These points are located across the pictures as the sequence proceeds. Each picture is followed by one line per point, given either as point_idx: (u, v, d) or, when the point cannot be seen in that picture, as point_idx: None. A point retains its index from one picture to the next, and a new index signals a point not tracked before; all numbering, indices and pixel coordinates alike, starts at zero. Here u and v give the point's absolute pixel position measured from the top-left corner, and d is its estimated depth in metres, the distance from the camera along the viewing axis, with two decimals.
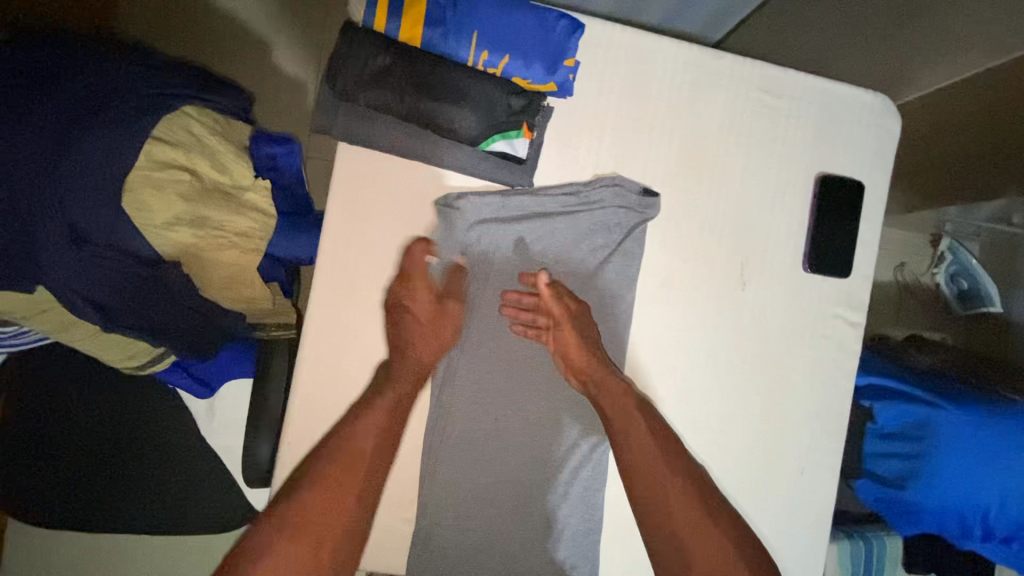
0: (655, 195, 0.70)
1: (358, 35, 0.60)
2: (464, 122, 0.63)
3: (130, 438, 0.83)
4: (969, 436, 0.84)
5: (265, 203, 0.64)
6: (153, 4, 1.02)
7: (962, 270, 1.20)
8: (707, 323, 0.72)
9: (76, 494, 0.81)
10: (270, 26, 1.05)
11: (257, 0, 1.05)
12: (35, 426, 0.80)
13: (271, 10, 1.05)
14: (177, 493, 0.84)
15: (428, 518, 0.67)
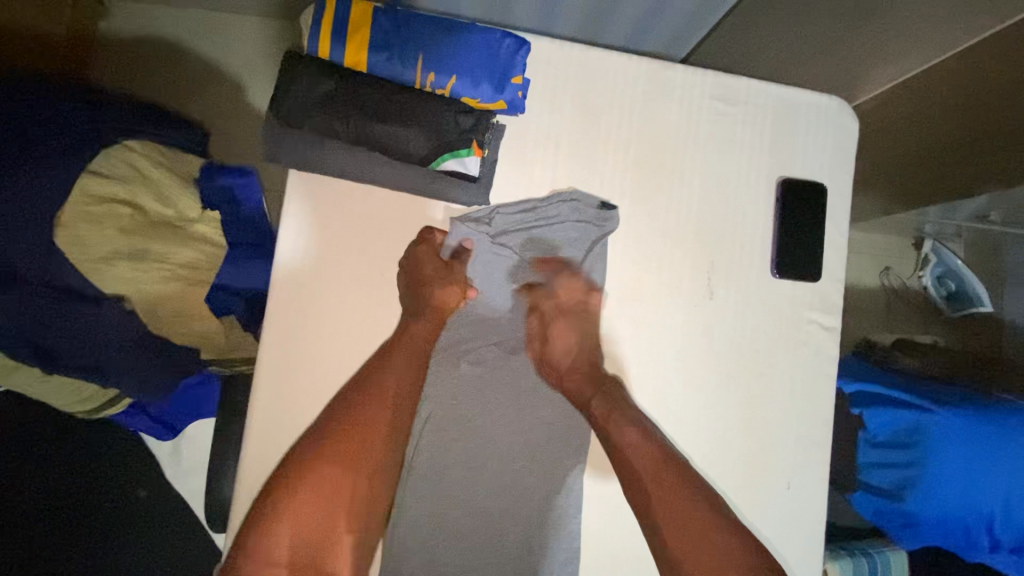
0: (613, 208, 0.69)
1: (299, 62, 0.60)
2: (413, 142, 0.62)
3: (101, 483, 0.80)
4: (960, 438, 0.81)
5: (215, 234, 0.63)
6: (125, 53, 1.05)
7: (948, 272, 1.19)
8: (676, 335, 0.70)
9: (47, 550, 0.79)
10: (240, 65, 1.07)
11: (226, 41, 1.07)
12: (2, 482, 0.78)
13: (240, 50, 1.07)
14: (149, 544, 0.81)
15: (398, 555, 0.64)
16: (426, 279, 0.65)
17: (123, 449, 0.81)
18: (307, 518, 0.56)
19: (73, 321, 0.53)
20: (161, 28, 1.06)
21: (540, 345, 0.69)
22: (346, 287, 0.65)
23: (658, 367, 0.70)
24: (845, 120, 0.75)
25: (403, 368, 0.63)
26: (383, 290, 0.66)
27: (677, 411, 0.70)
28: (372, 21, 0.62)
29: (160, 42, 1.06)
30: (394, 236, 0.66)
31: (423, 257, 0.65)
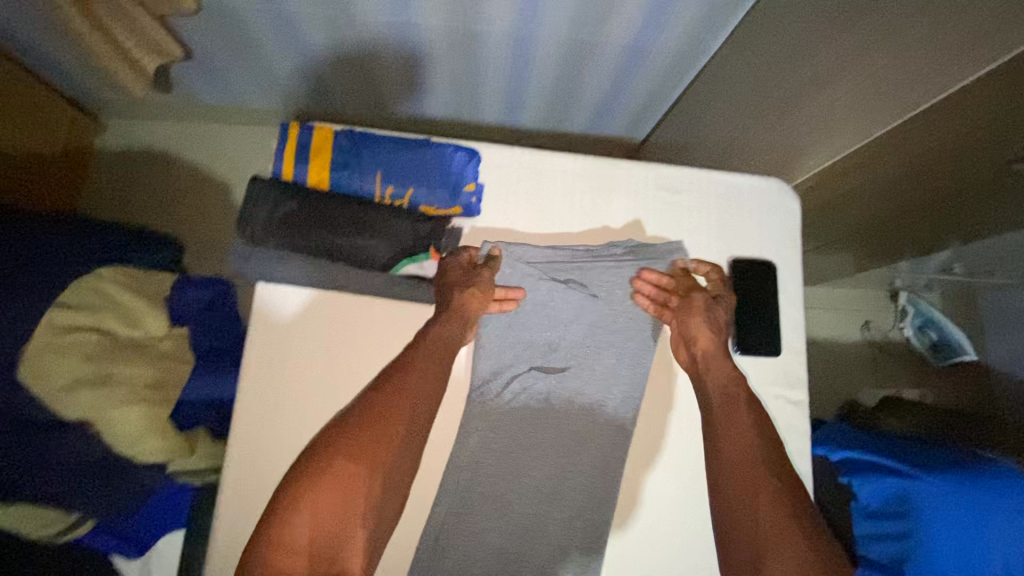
0: (676, 243, 0.74)
1: (261, 186, 0.65)
2: (375, 249, 0.66)
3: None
4: (951, 504, 0.78)
5: (183, 349, 0.65)
6: (124, 172, 1.17)
7: (928, 322, 1.21)
8: (641, 420, 0.71)
9: None
10: (232, 174, 1.20)
11: (220, 155, 1.20)
12: None
13: (233, 160, 1.20)
14: None
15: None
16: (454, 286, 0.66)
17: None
18: (322, 517, 0.53)
19: (39, 447, 0.56)
20: (165, 144, 1.19)
21: (691, 288, 0.70)
22: (310, 394, 0.65)
23: (755, 405, 0.66)
24: (787, 200, 0.79)
25: (422, 379, 0.63)
26: (340, 391, 0.66)
27: (650, 500, 0.69)
28: (332, 142, 0.67)
29: (165, 156, 1.18)
30: (353, 341, 0.66)
31: (454, 263, 0.67)
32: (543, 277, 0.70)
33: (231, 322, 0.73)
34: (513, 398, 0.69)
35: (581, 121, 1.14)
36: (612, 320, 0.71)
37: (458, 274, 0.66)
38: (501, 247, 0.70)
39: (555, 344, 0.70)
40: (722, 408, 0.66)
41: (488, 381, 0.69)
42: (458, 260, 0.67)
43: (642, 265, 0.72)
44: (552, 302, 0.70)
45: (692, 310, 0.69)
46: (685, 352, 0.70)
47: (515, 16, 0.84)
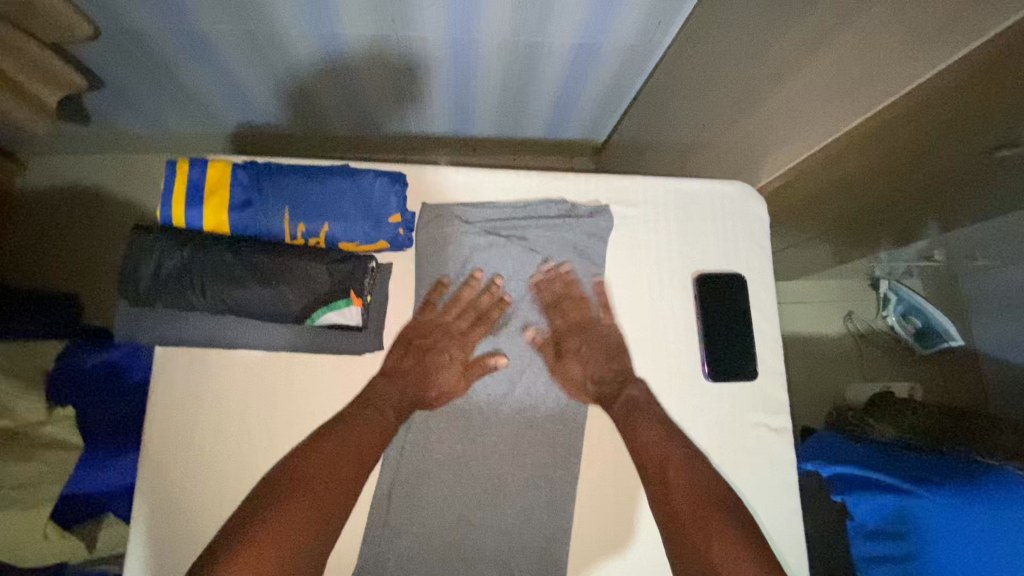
0: (601, 205, 0.67)
1: (143, 239, 0.55)
2: (285, 298, 0.56)
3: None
4: (959, 522, 0.65)
5: (70, 434, 0.54)
6: (39, 216, 1.06)
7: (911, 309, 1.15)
8: (612, 462, 0.63)
9: None
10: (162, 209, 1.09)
11: (146, 189, 1.09)
12: None
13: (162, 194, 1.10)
14: None
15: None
16: (443, 313, 0.63)
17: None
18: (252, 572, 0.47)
19: None
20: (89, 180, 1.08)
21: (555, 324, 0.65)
22: (227, 469, 0.57)
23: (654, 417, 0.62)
24: (753, 205, 0.72)
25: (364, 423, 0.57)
26: (259, 465, 0.57)
27: (628, 558, 0.61)
28: (231, 179, 0.58)
29: (87, 194, 1.07)
30: (271, 402, 0.59)
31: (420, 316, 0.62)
32: (485, 241, 0.65)
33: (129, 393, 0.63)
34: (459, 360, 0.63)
35: (536, 127, 1.07)
36: (552, 275, 0.66)
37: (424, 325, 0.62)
38: (439, 210, 0.64)
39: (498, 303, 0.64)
40: (627, 421, 0.62)
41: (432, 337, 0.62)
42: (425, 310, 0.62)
43: (582, 216, 0.67)
44: (494, 262, 0.65)
45: (583, 303, 0.65)
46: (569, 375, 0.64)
47: (445, 21, 0.76)
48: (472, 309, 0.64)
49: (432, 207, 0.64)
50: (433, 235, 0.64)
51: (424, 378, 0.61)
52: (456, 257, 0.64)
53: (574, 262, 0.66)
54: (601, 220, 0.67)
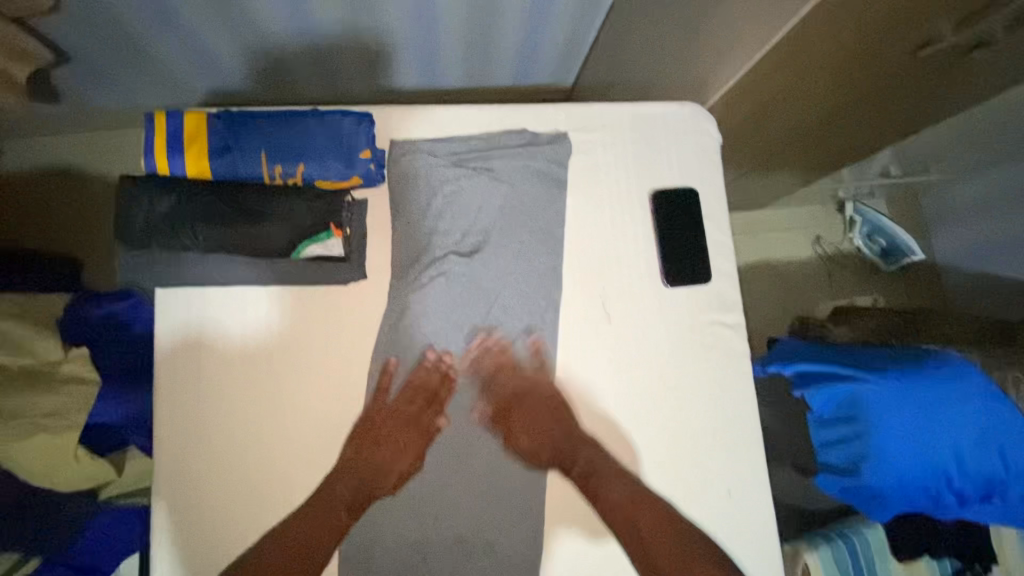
0: (562, 133, 0.72)
1: (131, 186, 0.59)
2: (270, 234, 0.61)
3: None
4: (896, 399, 0.82)
5: (86, 368, 0.59)
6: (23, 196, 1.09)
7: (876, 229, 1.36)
8: (583, 363, 0.69)
9: None
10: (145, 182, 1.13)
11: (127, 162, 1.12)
12: None
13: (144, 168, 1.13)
14: None
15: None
16: (397, 405, 0.64)
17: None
18: None
19: None
20: (73, 161, 1.11)
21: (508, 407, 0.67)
22: (236, 390, 0.63)
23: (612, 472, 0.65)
24: (704, 123, 0.77)
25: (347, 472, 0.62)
26: (263, 387, 0.64)
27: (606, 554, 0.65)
28: (208, 128, 0.62)
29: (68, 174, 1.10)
30: (268, 330, 0.65)
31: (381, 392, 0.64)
32: (455, 171, 0.68)
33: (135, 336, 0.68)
34: (432, 284, 0.66)
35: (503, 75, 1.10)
36: (520, 201, 0.70)
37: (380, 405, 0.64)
38: (407, 145, 0.68)
39: (468, 231, 0.68)
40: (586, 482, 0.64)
41: (410, 263, 0.66)
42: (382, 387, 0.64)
43: (543, 142, 0.71)
44: (460, 192, 0.68)
45: (531, 364, 0.68)
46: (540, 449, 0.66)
47: None
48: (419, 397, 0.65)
49: (400, 142, 0.68)
50: (405, 168, 0.67)
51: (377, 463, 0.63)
52: (425, 186, 0.67)
53: (539, 185, 0.70)
54: (561, 145, 0.71)
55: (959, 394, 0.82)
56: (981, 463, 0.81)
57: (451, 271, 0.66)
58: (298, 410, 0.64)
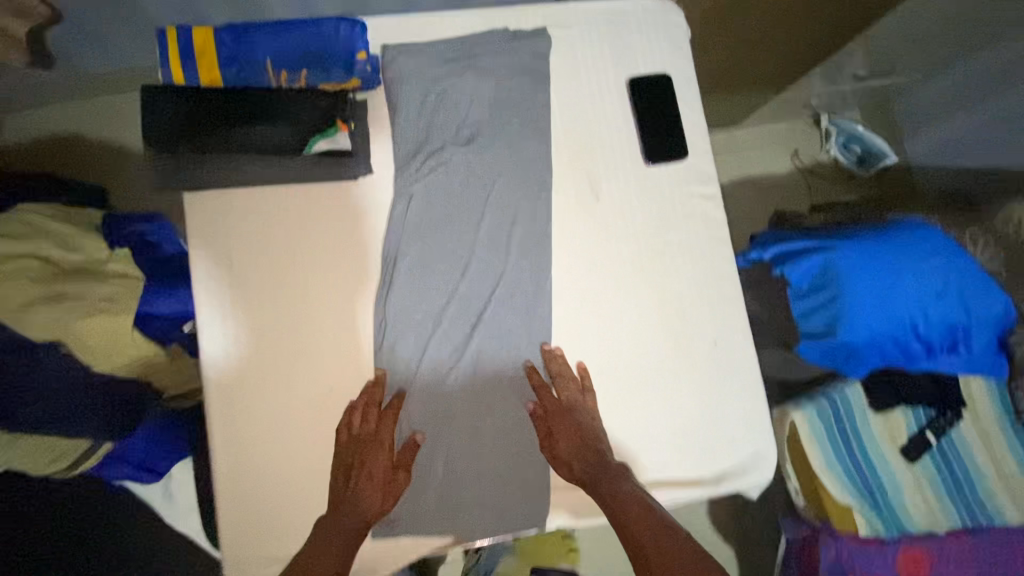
0: (542, 29, 0.77)
1: (153, 94, 0.66)
2: (280, 131, 0.68)
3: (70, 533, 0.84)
4: (863, 262, 0.91)
5: (130, 268, 0.67)
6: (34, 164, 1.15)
7: (851, 138, 1.39)
8: (578, 238, 0.76)
9: None
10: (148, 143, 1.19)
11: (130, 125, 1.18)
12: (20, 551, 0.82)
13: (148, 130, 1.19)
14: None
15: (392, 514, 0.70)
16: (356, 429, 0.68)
17: (73, 505, 0.84)
18: None
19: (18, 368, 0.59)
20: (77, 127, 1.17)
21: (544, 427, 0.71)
22: (265, 277, 0.70)
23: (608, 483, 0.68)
24: (672, 15, 0.83)
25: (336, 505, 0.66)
26: (291, 275, 0.70)
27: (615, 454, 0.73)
28: (216, 40, 0.67)
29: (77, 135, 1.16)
30: (287, 222, 0.70)
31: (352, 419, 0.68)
32: (447, 70, 0.74)
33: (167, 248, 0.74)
34: (432, 174, 0.71)
35: None
36: (509, 93, 0.75)
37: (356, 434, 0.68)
38: (400, 48, 0.73)
39: (463, 124, 0.74)
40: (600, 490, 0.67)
41: (413, 153, 0.72)
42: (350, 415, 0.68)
43: (525, 38, 0.76)
44: (453, 89, 0.74)
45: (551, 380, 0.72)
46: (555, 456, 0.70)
47: None
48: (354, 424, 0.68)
49: (393, 46, 0.74)
50: (400, 68, 0.73)
51: (359, 490, 0.66)
52: (421, 84, 0.73)
53: (524, 78, 0.76)
54: (541, 39, 0.77)
55: (920, 251, 0.91)
56: (943, 314, 0.90)
57: (451, 160, 0.72)
58: (325, 293, 0.71)
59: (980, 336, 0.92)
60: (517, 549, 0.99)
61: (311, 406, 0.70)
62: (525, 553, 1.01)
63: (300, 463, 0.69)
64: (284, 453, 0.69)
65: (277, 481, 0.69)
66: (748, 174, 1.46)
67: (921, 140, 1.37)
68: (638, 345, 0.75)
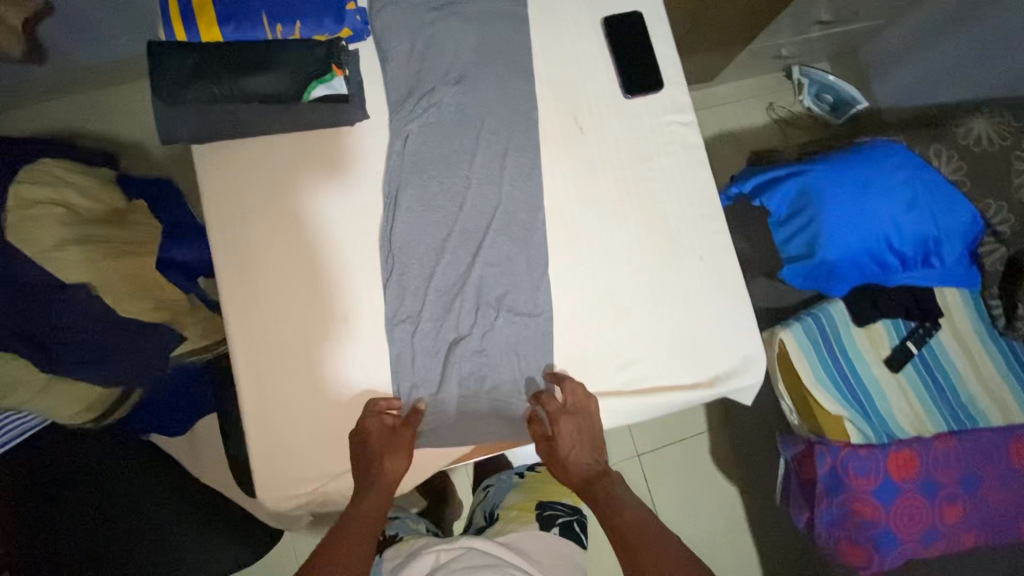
0: None
1: (158, 51, 0.70)
2: (280, 81, 0.72)
3: (96, 498, 0.81)
4: (835, 182, 0.97)
5: (145, 219, 0.77)
6: None
7: (823, 88, 1.42)
8: (567, 167, 0.81)
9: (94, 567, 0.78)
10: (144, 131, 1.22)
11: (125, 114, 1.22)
12: (47, 505, 0.78)
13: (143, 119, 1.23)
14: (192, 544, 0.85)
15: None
16: (370, 424, 0.70)
17: (109, 461, 0.84)
18: None
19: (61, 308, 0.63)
20: (74, 121, 1.21)
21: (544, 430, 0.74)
22: (276, 220, 0.74)
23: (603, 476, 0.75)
24: None
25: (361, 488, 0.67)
26: (301, 215, 0.75)
27: (619, 373, 0.78)
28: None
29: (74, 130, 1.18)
30: (294, 168, 0.75)
31: (369, 419, 0.70)
32: (433, 19, 0.79)
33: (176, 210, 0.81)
34: (425, 114, 0.77)
35: None
36: (491, 36, 0.80)
37: (373, 428, 0.70)
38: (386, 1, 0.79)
39: (452, 67, 0.79)
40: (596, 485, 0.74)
41: (407, 96, 0.77)
42: (368, 415, 0.71)
43: None
44: (440, 35, 0.79)
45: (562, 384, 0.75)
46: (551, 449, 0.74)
47: None
48: (382, 430, 0.70)
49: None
50: (388, 18, 0.78)
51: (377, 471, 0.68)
52: (409, 33, 0.78)
53: (504, 22, 0.81)
54: None
55: (888, 169, 0.97)
56: (915, 226, 0.96)
57: (441, 101, 0.78)
58: (334, 231, 0.75)
59: (952, 246, 0.98)
60: (523, 484, 1.07)
61: (327, 340, 0.74)
62: (531, 487, 1.05)
63: (321, 392, 0.73)
64: (307, 383, 0.73)
65: (302, 409, 0.73)
66: (726, 129, 1.52)
67: (890, 85, 1.42)
68: (631, 265, 0.80)
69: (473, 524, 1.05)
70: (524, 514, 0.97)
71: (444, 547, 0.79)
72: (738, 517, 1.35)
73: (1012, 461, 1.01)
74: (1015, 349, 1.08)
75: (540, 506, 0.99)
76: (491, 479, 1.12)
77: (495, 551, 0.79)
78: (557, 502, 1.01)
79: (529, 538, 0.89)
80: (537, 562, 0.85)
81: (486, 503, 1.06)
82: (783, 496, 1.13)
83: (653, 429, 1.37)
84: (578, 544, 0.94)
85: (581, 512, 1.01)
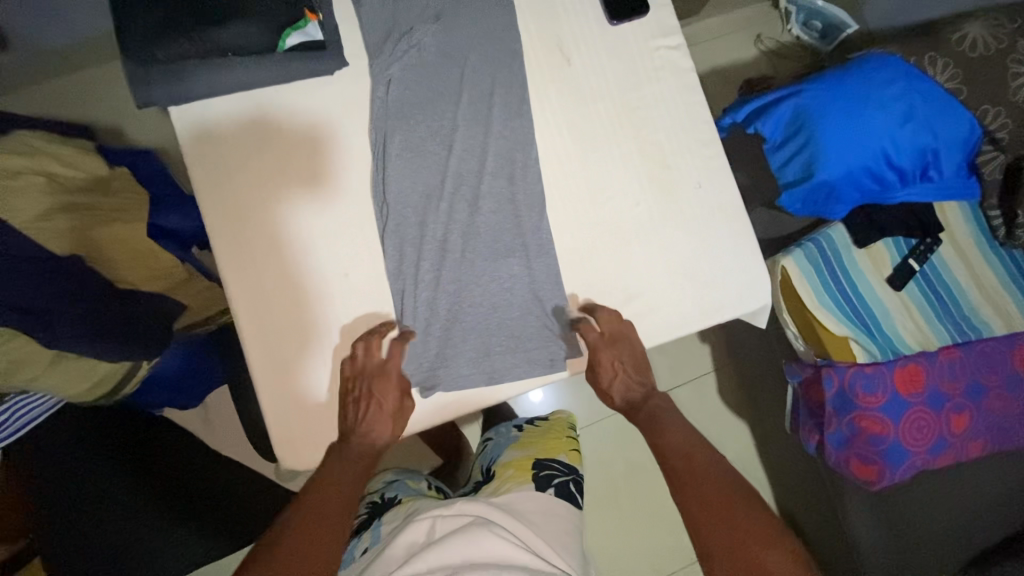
0: None
1: (123, 12, 0.68)
2: (253, 35, 0.71)
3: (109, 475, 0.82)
4: (829, 101, 0.95)
5: (131, 183, 0.77)
6: None
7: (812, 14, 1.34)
8: (557, 102, 0.79)
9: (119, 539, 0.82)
10: (120, 113, 1.19)
11: (98, 97, 1.18)
12: (67, 482, 0.80)
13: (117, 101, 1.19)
14: (212, 514, 0.88)
15: (427, 386, 0.74)
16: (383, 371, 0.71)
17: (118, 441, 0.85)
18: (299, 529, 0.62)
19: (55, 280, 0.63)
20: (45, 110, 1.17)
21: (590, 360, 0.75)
22: (265, 179, 0.73)
23: (649, 408, 0.76)
24: None
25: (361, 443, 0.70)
26: (290, 174, 0.74)
27: (625, 307, 0.77)
28: None
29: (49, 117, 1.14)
30: (278, 125, 0.74)
31: (389, 361, 0.72)
32: None
33: (162, 188, 0.81)
34: (405, 55, 0.75)
35: None
36: None
37: (390, 372, 0.71)
38: None
39: (428, 6, 0.76)
40: (647, 419, 0.76)
41: (386, 40, 0.75)
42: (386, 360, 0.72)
43: None
44: None
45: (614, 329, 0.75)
46: (604, 379, 0.76)
47: None
48: (391, 400, 0.71)
49: None
50: None
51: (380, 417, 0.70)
52: None
53: None
54: None
55: (882, 81, 0.95)
56: (913, 139, 0.94)
57: (420, 41, 0.75)
58: (325, 187, 0.74)
59: (950, 156, 0.97)
60: (521, 439, 0.98)
61: (328, 298, 0.73)
62: (529, 441, 0.96)
63: (328, 350, 0.73)
64: (314, 340, 0.73)
65: (311, 366, 0.73)
66: (714, 66, 1.48)
67: None
68: (628, 198, 0.79)
69: (473, 479, 0.98)
70: (521, 473, 0.87)
71: (441, 515, 0.71)
72: (748, 452, 1.37)
73: (1015, 366, 1.03)
74: (1015, 258, 1.08)
75: (537, 466, 0.89)
76: (490, 433, 1.06)
77: (495, 518, 0.72)
78: (554, 460, 0.91)
79: (524, 499, 0.80)
80: (533, 525, 0.74)
81: (485, 457, 0.99)
82: (792, 424, 1.14)
83: (659, 374, 1.38)
84: (574, 506, 0.84)
85: (579, 473, 0.91)
